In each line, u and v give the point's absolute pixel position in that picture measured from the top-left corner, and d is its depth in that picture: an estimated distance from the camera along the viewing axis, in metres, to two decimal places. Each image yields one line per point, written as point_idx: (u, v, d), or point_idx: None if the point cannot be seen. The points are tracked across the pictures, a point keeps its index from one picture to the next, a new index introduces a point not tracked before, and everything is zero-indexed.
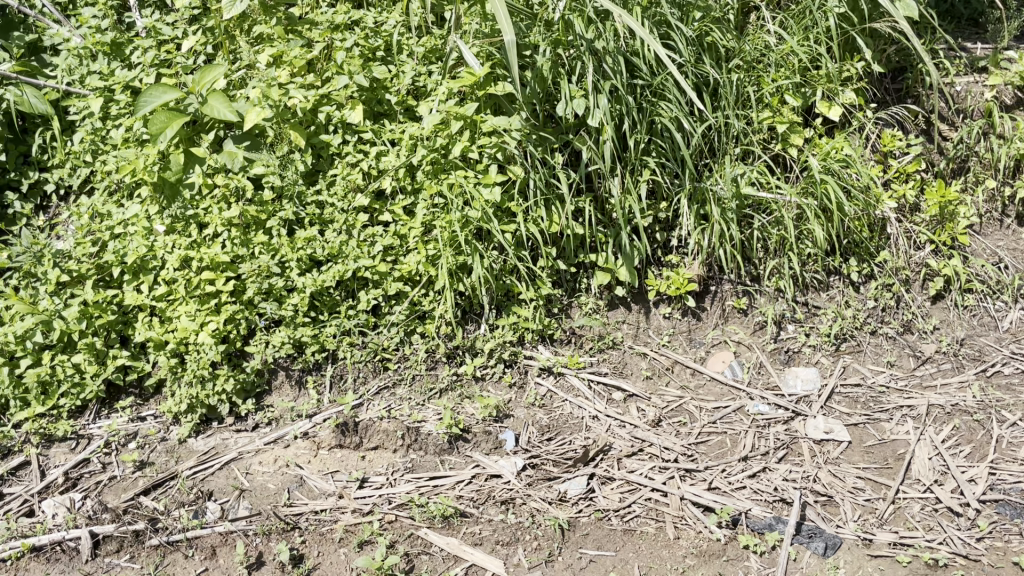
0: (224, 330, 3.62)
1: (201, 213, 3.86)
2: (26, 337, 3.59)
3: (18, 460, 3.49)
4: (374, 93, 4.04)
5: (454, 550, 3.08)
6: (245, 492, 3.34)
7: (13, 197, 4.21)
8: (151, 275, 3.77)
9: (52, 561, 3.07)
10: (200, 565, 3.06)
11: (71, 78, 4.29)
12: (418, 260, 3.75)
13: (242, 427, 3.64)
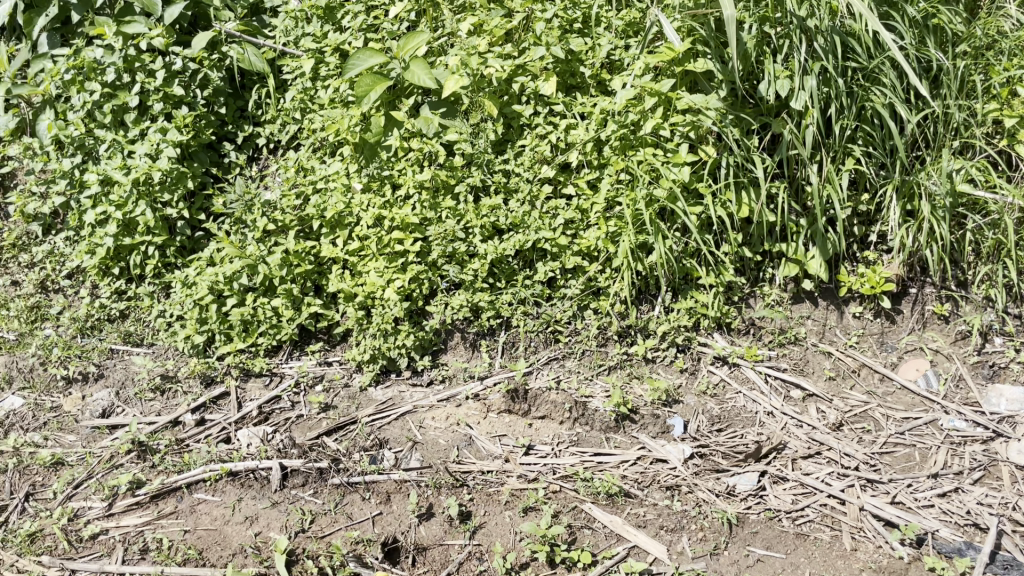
0: (408, 288, 3.77)
1: (396, 174, 4.01)
2: (233, 278, 3.86)
3: (219, 390, 3.78)
4: (569, 65, 4.02)
5: (617, 529, 3.07)
6: (418, 445, 3.47)
7: (230, 147, 4.52)
8: (347, 230, 3.98)
9: (245, 487, 3.23)
10: (376, 508, 3.17)
11: (287, 40, 4.59)
12: (598, 236, 3.72)
13: (418, 381, 3.79)
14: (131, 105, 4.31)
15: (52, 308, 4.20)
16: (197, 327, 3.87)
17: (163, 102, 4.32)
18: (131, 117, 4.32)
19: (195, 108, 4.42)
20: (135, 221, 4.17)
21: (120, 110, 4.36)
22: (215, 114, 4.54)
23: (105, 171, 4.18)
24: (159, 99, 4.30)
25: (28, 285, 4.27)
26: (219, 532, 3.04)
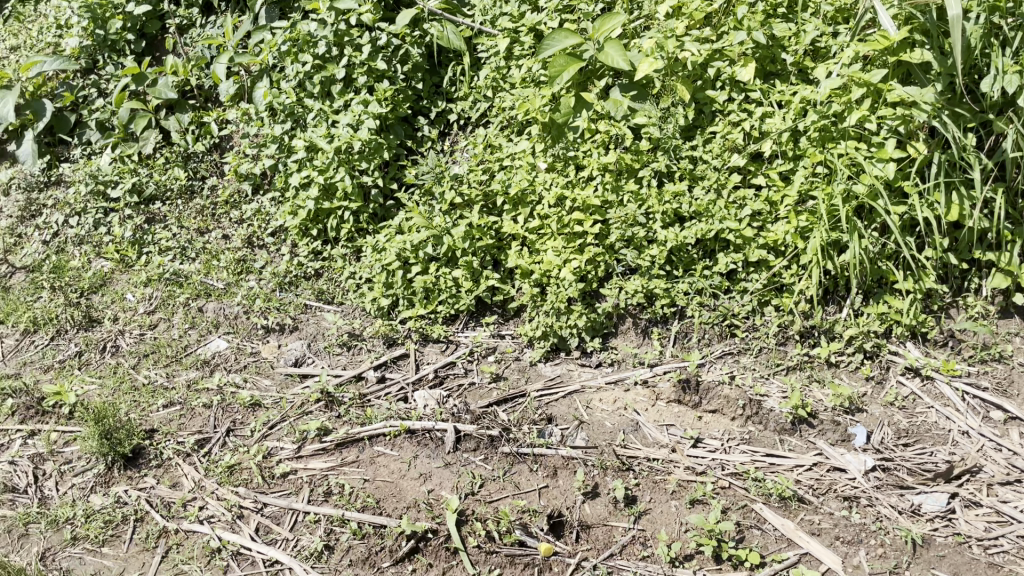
0: (584, 269, 3.78)
1: (581, 156, 4.00)
2: (419, 247, 4.04)
3: (400, 351, 3.96)
4: (770, 51, 3.87)
5: (789, 533, 2.98)
6: (584, 424, 3.49)
7: (424, 122, 4.69)
8: (529, 208, 4.05)
9: (421, 445, 3.37)
10: (542, 481, 3.22)
11: (484, 18, 4.68)
12: (787, 230, 3.58)
13: (587, 362, 3.81)
14: (338, 77, 4.59)
15: (255, 263, 4.52)
16: (383, 291, 4.07)
17: (367, 76, 4.57)
18: (337, 89, 4.58)
19: (395, 82, 4.62)
20: (334, 186, 4.41)
21: (328, 82, 4.64)
22: (412, 88, 4.72)
23: (311, 138, 4.46)
24: (364, 72, 4.56)
25: (237, 240, 4.62)
26: (395, 485, 3.20)
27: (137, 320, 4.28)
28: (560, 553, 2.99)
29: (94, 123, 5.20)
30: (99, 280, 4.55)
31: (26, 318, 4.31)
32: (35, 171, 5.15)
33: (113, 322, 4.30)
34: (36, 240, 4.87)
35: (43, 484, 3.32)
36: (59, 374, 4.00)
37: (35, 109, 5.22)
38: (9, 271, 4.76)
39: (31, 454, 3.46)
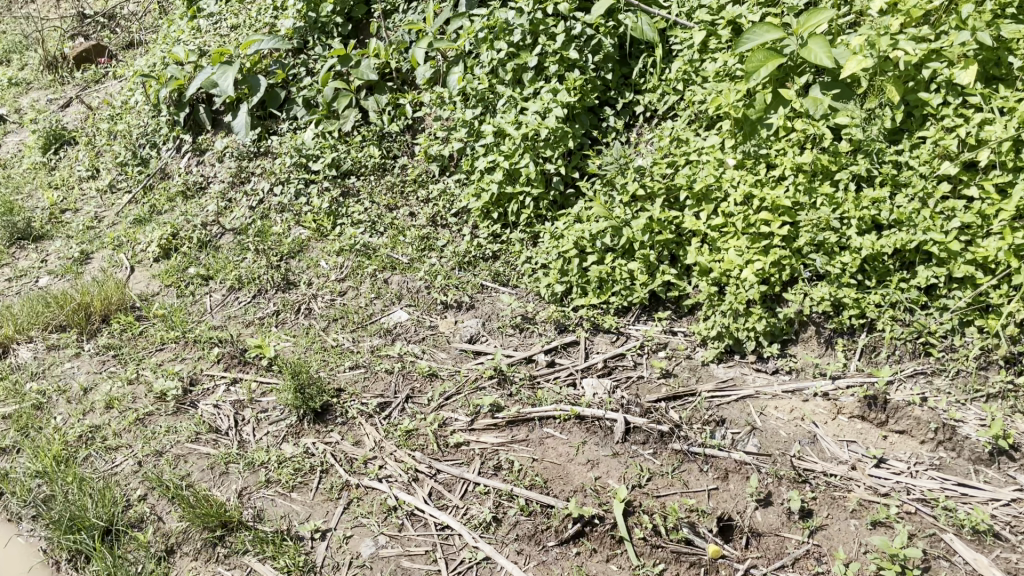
0: (767, 272, 3.62)
1: (773, 154, 3.85)
2: (597, 237, 4.03)
3: (571, 338, 3.98)
4: (994, 53, 3.59)
5: (981, 569, 2.79)
6: (757, 430, 3.38)
7: (610, 112, 4.67)
8: (713, 205, 3.90)
9: (590, 432, 3.40)
10: (712, 483, 3.18)
11: (680, 10, 4.61)
12: (999, 246, 3.29)
13: (762, 367, 3.67)
14: (530, 65, 4.68)
15: (438, 240, 4.69)
16: (558, 278, 4.13)
17: (559, 65, 4.63)
18: (528, 77, 4.68)
19: (585, 72, 4.63)
20: (519, 171, 4.50)
21: (520, 69, 4.75)
22: (601, 79, 4.72)
23: (499, 124, 4.57)
24: (555, 61, 4.62)
25: (422, 218, 4.83)
26: (563, 467, 3.25)
27: (328, 287, 4.57)
28: (728, 557, 2.93)
29: (301, 100, 5.55)
30: (297, 246, 4.88)
31: (232, 277, 4.69)
32: (246, 142, 5.57)
33: (307, 286, 4.61)
34: (243, 205, 5.27)
35: (242, 429, 3.58)
36: (259, 330, 4.34)
37: (251, 84, 5.60)
38: (218, 231, 5.16)
39: (233, 400, 3.74)
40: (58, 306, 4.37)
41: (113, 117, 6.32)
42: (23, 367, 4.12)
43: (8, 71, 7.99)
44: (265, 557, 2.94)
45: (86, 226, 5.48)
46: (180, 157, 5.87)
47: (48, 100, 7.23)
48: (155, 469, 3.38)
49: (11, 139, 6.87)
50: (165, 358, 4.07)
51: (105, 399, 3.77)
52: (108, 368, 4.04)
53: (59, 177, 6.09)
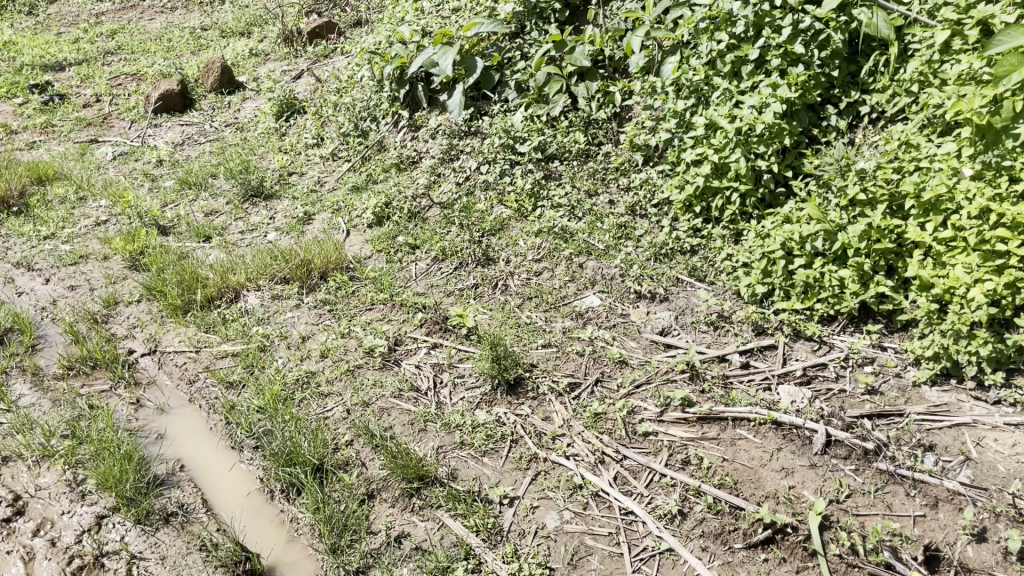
0: (998, 293, 3.31)
1: (1018, 168, 3.53)
2: (808, 239, 3.85)
3: (769, 341, 3.82)
4: None
5: None
6: (971, 461, 3.13)
7: (832, 111, 4.45)
8: (942, 216, 3.60)
9: (786, 439, 3.28)
10: (919, 509, 2.99)
11: (922, 8, 4.29)
12: None
13: (982, 396, 3.36)
14: (751, 58, 4.52)
15: (636, 230, 4.66)
16: (759, 278, 3.97)
17: (782, 59, 4.44)
18: (748, 70, 4.53)
19: (810, 68, 4.44)
20: (728, 165, 4.39)
21: (739, 62, 4.60)
22: (826, 76, 4.51)
23: (712, 116, 4.44)
24: (778, 55, 4.43)
25: (621, 207, 4.82)
26: (754, 471, 3.17)
27: (525, 266, 4.67)
28: None
29: (513, 83, 5.71)
30: (498, 225, 5.03)
31: (437, 248, 4.90)
32: (459, 120, 5.81)
33: (506, 264, 4.74)
34: (451, 181, 5.49)
35: (439, 391, 3.77)
36: (459, 301, 4.50)
37: (468, 65, 5.78)
38: (427, 204, 5.41)
39: (433, 362, 3.95)
40: (285, 260, 4.80)
41: (340, 90, 6.82)
42: (251, 311, 4.53)
43: (250, 42, 8.75)
44: (457, 514, 3.07)
45: (310, 189, 5.93)
46: (397, 131, 6.22)
47: (283, 71, 7.87)
48: (362, 418, 3.63)
49: (249, 104, 7.54)
50: (374, 318, 4.36)
51: (320, 349, 4.09)
52: (324, 321, 4.37)
53: (289, 143, 6.63)
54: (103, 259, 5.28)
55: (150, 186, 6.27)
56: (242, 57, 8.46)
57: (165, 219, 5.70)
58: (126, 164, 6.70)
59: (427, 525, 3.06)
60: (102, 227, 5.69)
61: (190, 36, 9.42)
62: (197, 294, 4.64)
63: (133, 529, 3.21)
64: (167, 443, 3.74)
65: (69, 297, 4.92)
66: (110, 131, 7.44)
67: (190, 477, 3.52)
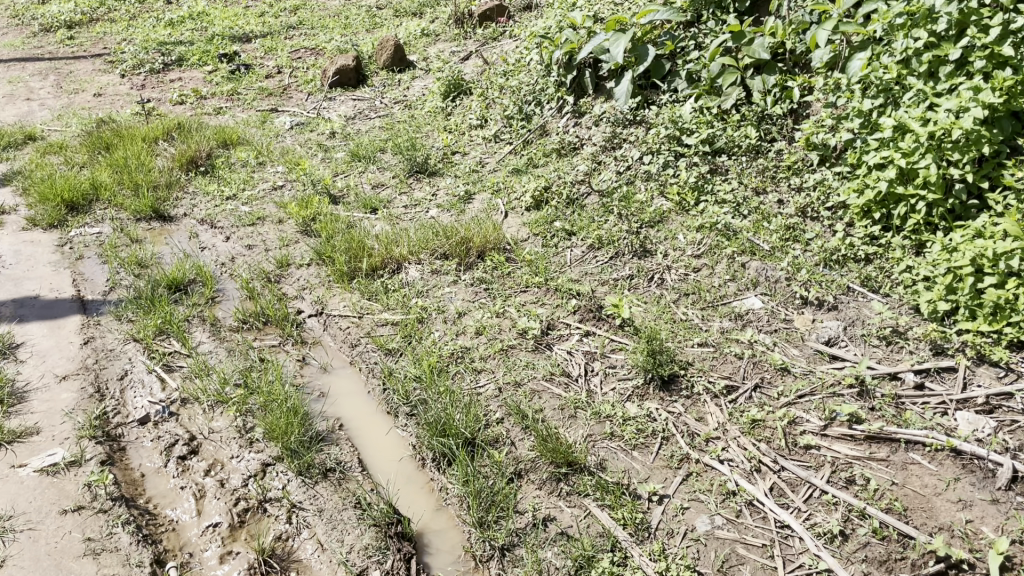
0: None
1: None
2: (1003, 256, 3.52)
3: (947, 363, 3.53)
4: None
5: None
6: None
7: None
8: None
9: (966, 470, 3.06)
10: None
11: None
12: None
13: None
14: (951, 58, 4.19)
15: (805, 233, 4.43)
16: (942, 295, 3.67)
17: (987, 61, 4.08)
18: (947, 71, 4.20)
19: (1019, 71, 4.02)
20: (916, 172, 4.10)
21: (937, 61, 4.27)
22: None
23: (902, 118, 4.15)
24: (983, 56, 4.08)
25: (792, 207, 4.60)
26: (927, 499, 2.97)
27: (684, 261, 4.51)
28: None
29: (685, 73, 5.55)
30: (658, 216, 4.89)
31: (594, 237, 4.80)
32: (625, 109, 5.68)
33: (663, 257, 4.59)
34: (612, 169, 5.39)
35: (591, 378, 3.74)
36: (613, 290, 4.39)
37: (640, 53, 5.66)
38: (586, 190, 5.35)
39: (585, 350, 3.93)
40: (445, 237, 4.93)
41: (507, 74, 6.91)
42: (411, 283, 4.66)
43: (422, 22, 9.00)
44: (604, 504, 3.04)
45: (472, 168, 6.05)
46: (561, 116, 6.17)
47: (452, 51, 8.05)
48: (514, 397, 3.65)
49: (417, 83, 7.76)
50: (528, 300, 4.38)
51: (475, 327, 4.16)
52: (480, 299, 4.44)
53: (454, 122, 6.78)
54: (278, 223, 5.60)
55: (322, 156, 6.58)
56: (415, 37, 8.71)
57: (335, 188, 5.96)
58: (302, 134, 7.05)
59: (574, 512, 3.05)
60: (279, 192, 6.04)
61: (366, 14, 9.78)
62: (362, 263, 4.84)
63: (294, 480, 3.39)
64: (327, 401, 3.92)
65: (246, 255, 5.24)
66: (289, 101, 7.85)
67: (347, 437, 3.66)
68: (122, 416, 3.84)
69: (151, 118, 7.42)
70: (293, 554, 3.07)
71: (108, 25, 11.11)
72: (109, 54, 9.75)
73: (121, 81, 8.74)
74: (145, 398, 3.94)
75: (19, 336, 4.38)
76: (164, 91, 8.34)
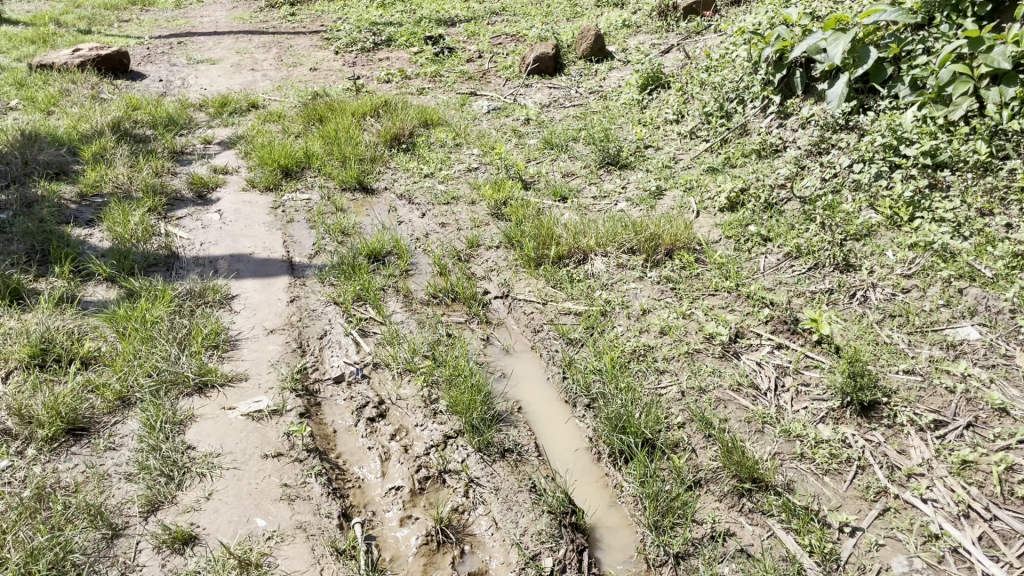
0: None
1: None
2: None
3: None
4: None
5: None
6: None
7: None
8: None
9: None
10: None
11: None
12: None
13: None
14: None
15: None
16: None
17: None
18: None
19: None
20: None
21: None
22: None
23: None
24: None
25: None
26: None
27: (892, 280, 4.20)
28: None
29: (908, 78, 5.10)
30: (865, 230, 4.57)
31: (792, 245, 4.59)
32: (836, 113, 5.33)
33: (868, 273, 4.29)
34: (816, 175, 5.10)
35: (780, 394, 3.58)
36: (810, 304, 4.18)
37: (859, 55, 5.28)
38: (786, 196, 5.10)
39: (777, 363, 3.76)
40: (635, 231, 4.86)
41: (710, 69, 6.73)
42: (597, 275, 4.65)
43: (624, 13, 8.95)
44: (790, 528, 2.90)
45: (665, 164, 5.94)
46: (764, 117, 5.92)
47: (653, 44, 7.95)
48: (698, 403, 3.56)
49: (614, 74, 7.72)
50: (717, 304, 4.26)
51: (661, 326, 4.09)
52: (667, 297, 4.35)
53: (650, 116, 6.69)
54: (470, 204, 5.76)
55: (516, 141, 6.68)
56: (616, 28, 8.69)
57: (527, 174, 6.04)
58: (498, 118, 7.19)
59: (756, 531, 2.93)
60: (473, 173, 6.20)
61: (568, 3, 9.85)
62: (550, 250, 4.88)
63: (474, 455, 3.47)
64: (508, 382, 3.99)
65: (439, 232, 5.42)
66: (488, 86, 8.03)
67: (525, 420, 3.71)
68: (319, 372, 4.10)
69: (360, 94, 7.83)
70: (468, 528, 3.15)
71: (326, 4, 11.83)
72: (325, 31, 10.38)
73: (335, 58, 9.29)
74: (341, 358, 4.19)
75: (234, 288, 4.76)
76: (372, 69, 8.78)
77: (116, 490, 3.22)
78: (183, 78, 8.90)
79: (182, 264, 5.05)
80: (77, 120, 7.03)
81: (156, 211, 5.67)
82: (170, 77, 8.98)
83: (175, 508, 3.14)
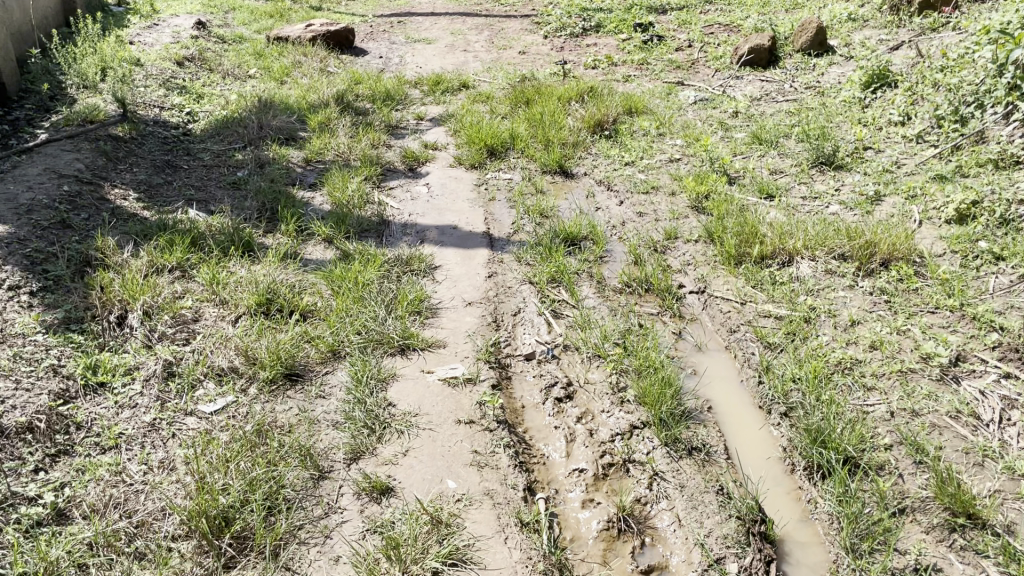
0: None
1: None
2: None
3: None
4: None
5: None
6: None
7: None
8: None
9: None
10: None
11: None
12: None
13: None
14: None
15: None
16: None
17: None
18: None
19: None
20: None
21: None
22: None
23: None
24: None
25: None
26: None
27: None
28: None
29: None
30: None
31: None
32: None
33: None
34: None
35: (1005, 429, 3.27)
36: None
37: None
38: None
39: (1003, 394, 3.44)
40: (847, 237, 4.60)
41: (945, 69, 6.22)
42: (802, 279, 4.44)
43: (849, 6, 8.46)
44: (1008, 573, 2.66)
45: (885, 168, 5.56)
46: (1006, 124, 5.36)
47: (880, 40, 7.48)
48: (908, 426, 3.32)
49: (834, 69, 7.32)
50: (937, 322, 3.95)
51: (871, 340, 3.85)
52: (879, 310, 4.09)
53: (871, 116, 6.29)
54: (671, 195, 5.67)
55: (723, 134, 6.49)
56: (839, 21, 8.23)
57: (733, 168, 5.86)
58: (705, 109, 7.03)
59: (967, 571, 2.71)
60: (675, 164, 6.11)
61: None
62: (752, 249, 4.72)
63: (660, 448, 3.44)
64: (699, 379, 3.91)
65: (637, 221, 5.39)
66: (696, 76, 7.86)
67: (715, 419, 3.63)
68: (511, 348, 4.21)
69: (567, 79, 7.91)
70: (649, 520, 3.14)
71: None
72: (536, 15, 10.56)
73: (543, 41, 9.44)
74: (533, 337, 4.28)
75: (438, 259, 4.98)
76: (580, 54, 8.84)
77: (324, 435, 3.48)
78: (400, 55, 9.37)
79: (392, 232, 5.34)
80: (306, 90, 7.57)
81: (372, 180, 6.02)
82: (390, 54, 9.47)
83: (375, 459, 3.35)
